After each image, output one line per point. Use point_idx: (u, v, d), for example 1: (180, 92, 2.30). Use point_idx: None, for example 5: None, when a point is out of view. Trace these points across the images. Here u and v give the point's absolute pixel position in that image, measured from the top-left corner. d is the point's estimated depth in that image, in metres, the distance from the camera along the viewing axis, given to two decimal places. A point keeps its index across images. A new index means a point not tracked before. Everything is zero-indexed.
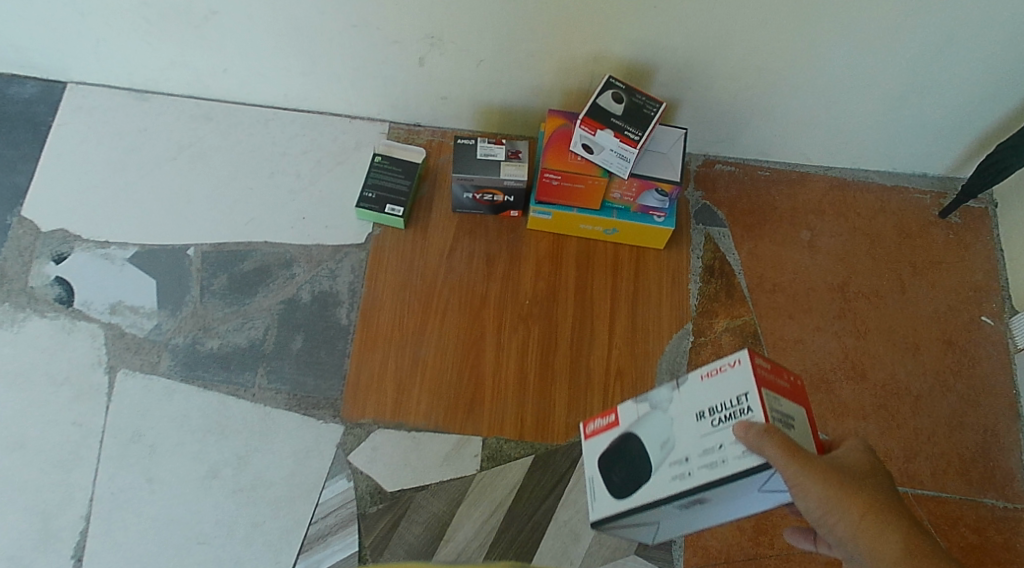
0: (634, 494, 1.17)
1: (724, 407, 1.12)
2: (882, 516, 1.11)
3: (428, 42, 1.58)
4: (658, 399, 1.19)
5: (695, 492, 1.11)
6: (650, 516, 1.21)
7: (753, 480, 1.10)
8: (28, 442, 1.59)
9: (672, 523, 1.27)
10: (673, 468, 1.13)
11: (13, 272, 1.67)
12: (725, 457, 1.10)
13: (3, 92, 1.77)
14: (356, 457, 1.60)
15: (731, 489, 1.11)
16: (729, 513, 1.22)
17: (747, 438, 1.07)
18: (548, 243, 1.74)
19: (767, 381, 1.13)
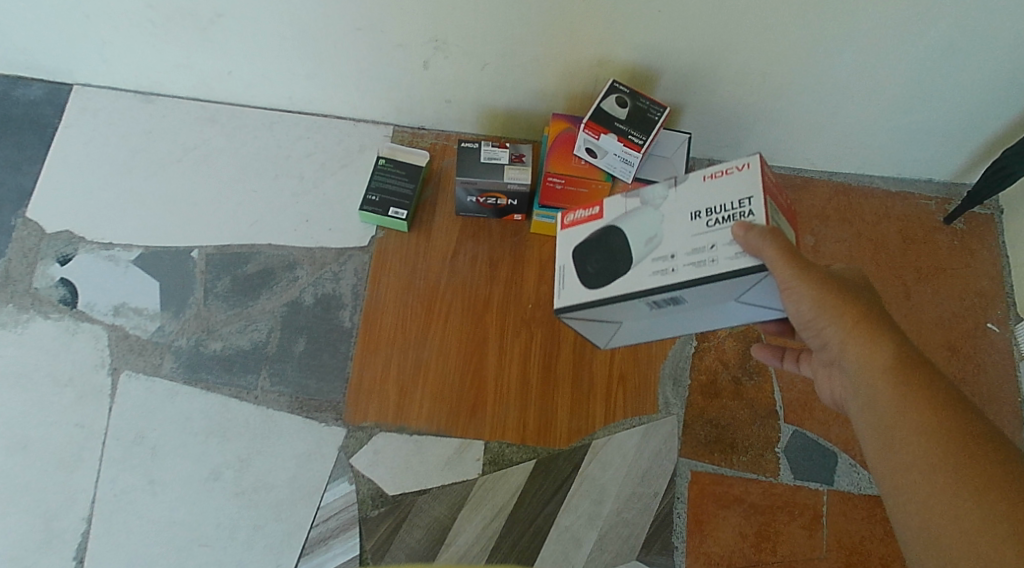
0: (608, 285, 1.15)
1: (724, 208, 1.12)
2: (873, 324, 1.14)
3: (432, 45, 1.58)
4: (651, 196, 1.16)
5: (678, 287, 1.11)
6: (615, 317, 1.21)
7: (741, 281, 1.11)
8: (31, 442, 1.59)
9: (625, 336, 1.27)
10: (656, 263, 1.13)
11: (17, 273, 1.67)
12: (715, 257, 1.11)
13: (9, 94, 1.77)
14: (358, 460, 1.60)
15: (714, 290, 1.13)
16: (692, 324, 1.23)
17: (745, 240, 1.09)
18: (551, 247, 1.74)
19: (770, 190, 1.13)
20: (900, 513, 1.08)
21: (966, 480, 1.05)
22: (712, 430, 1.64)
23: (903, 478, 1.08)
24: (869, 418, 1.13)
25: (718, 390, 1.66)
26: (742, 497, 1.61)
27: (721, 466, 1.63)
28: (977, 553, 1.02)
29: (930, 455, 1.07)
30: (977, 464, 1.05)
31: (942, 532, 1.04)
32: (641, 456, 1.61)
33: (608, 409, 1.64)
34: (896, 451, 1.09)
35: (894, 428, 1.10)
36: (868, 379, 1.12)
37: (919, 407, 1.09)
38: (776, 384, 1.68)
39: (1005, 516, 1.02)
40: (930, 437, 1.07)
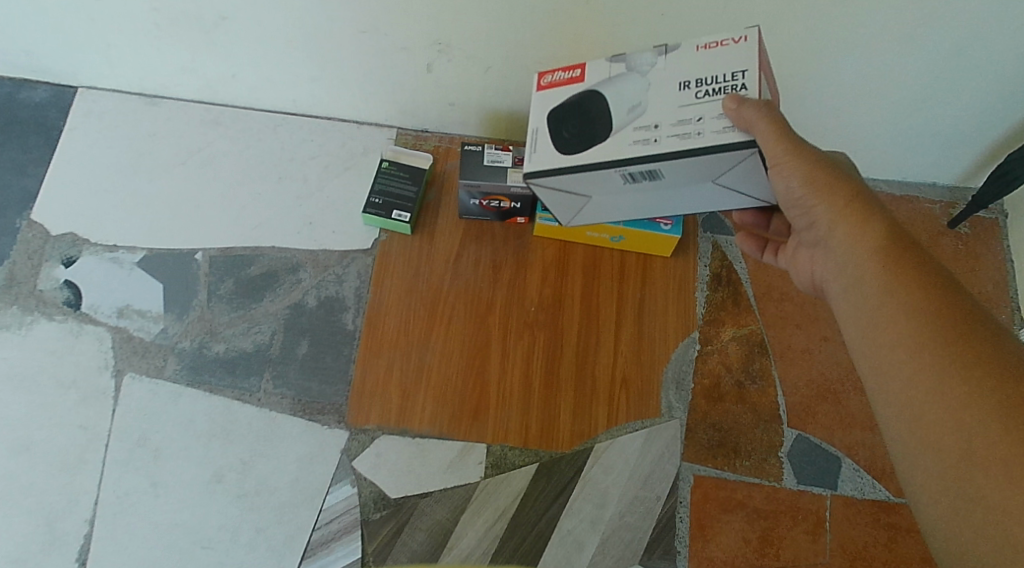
0: (587, 150, 1.22)
1: (715, 81, 1.18)
2: (862, 204, 1.13)
3: (436, 48, 1.59)
4: (639, 65, 1.22)
5: (659, 154, 1.19)
6: (591, 184, 1.28)
7: (727, 155, 1.18)
8: (34, 444, 1.59)
9: (591, 209, 1.38)
10: (638, 132, 1.20)
11: (22, 275, 1.68)
12: (700, 131, 1.17)
13: (15, 96, 1.78)
14: (361, 463, 1.59)
15: (697, 165, 1.20)
16: (664, 198, 1.31)
17: (738, 113, 1.15)
18: (554, 250, 1.74)
19: (763, 65, 1.19)
20: (883, 396, 1.06)
21: (952, 358, 1.01)
22: (715, 434, 1.64)
23: (887, 361, 1.05)
24: (854, 301, 1.11)
25: (721, 394, 1.66)
26: (745, 501, 1.61)
27: (724, 471, 1.62)
28: (961, 430, 0.98)
29: (915, 335, 1.04)
30: (964, 341, 1.02)
31: (925, 409, 1.01)
32: (644, 460, 1.61)
33: (610, 412, 1.63)
34: (880, 333, 1.07)
35: (879, 310, 1.07)
36: (857, 257, 1.11)
37: (906, 286, 1.06)
38: (779, 388, 1.68)
39: (992, 390, 0.98)
40: (918, 312, 1.05)
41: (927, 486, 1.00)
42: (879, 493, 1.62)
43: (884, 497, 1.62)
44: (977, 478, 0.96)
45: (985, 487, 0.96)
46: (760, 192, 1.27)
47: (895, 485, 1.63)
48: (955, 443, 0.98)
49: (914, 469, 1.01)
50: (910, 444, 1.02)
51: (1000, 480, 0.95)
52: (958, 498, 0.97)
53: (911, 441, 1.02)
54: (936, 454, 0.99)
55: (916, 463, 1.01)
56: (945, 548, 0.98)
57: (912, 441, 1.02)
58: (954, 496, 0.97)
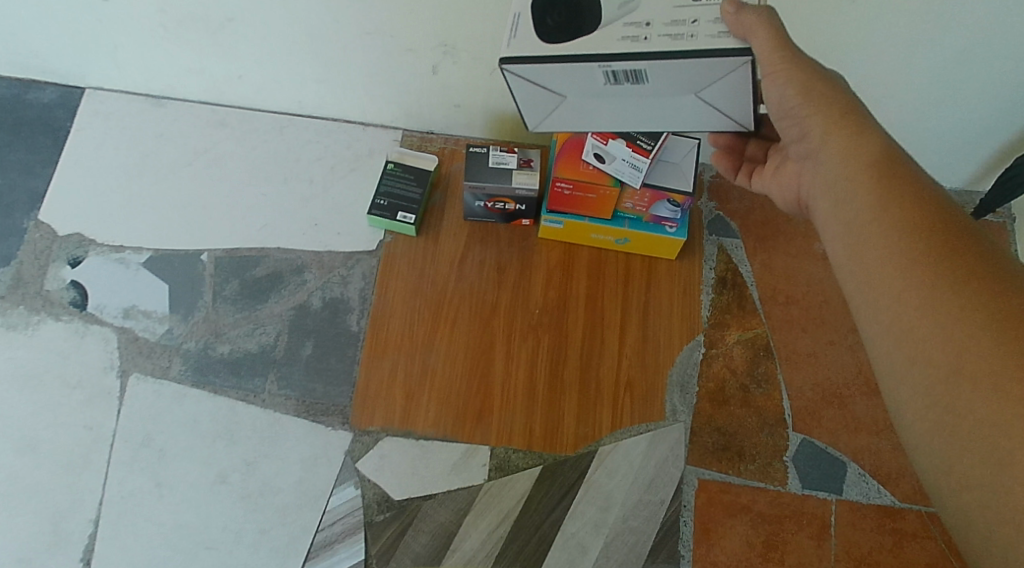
0: (567, 41, 1.06)
1: None
2: (854, 118, 1.08)
3: (442, 50, 1.59)
4: None
5: (649, 54, 1.04)
6: (565, 82, 1.11)
7: (719, 63, 1.05)
8: (40, 444, 1.59)
9: (554, 120, 1.21)
10: (627, 29, 1.05)
11: (29, 275, 1.68)
12: (694, 34, 1.04)
13: (22, 97, 1.79)
14: (364, 465, 1.59)
15: (685, 72, 1.07)
16: (636, 115, 1.17)
17: (735, 19, 1.03)
18: (559, 252, 1.73)
19: None
20: (870, 315, 1.01)
21: (946, 275, 0.96)
22: (720, 438, 1.63)
23: (876, 279, 1.00)
24: (842, 219, 1.05)
25: (726, 397, 1.65)
26: (749, 505, 1.60)
27: (729, 474, 1.61)
28: (953, 346, 0.94)
29: (907, 252, 0.99)
30: (957, 257, 0.97)
31: (915, 327, 0.96)
32: (648, 464, 1.60)
33: (614, 416, 1.63)
34: (869, 250, 1.01)
35: (869, 227, 1.02)
36: (849, 173, 1.06)
37: (898, 202, 1.01)
38: (784, 391, 1.67)
39: (987, 304, 0.94)
40: (910, 228, 1.00)
41: (915, 405, 0.95)
42: (884, 498, 1.61)
43: (889, 502, 1.61)
44: (966, 395, 0.92)
45: (975, 404, 0.92)
46: (742, 115, 1.15)
47: (901, 490, 1.62)
48: (946, 360, 0.94)
49: (902, 388, 0.97)
50: (897, 363, 0.97)
51: (991, 397, 0.91)
52: (945, 415, 0.93)
53: (900, 360, 0.97)
54: (925, 371, 0.95)
55: (904, 382, 0.97)
56: (932, 469, 0.94)
57: (900, 361, 0.97)
58: (942, 416, 0.93)
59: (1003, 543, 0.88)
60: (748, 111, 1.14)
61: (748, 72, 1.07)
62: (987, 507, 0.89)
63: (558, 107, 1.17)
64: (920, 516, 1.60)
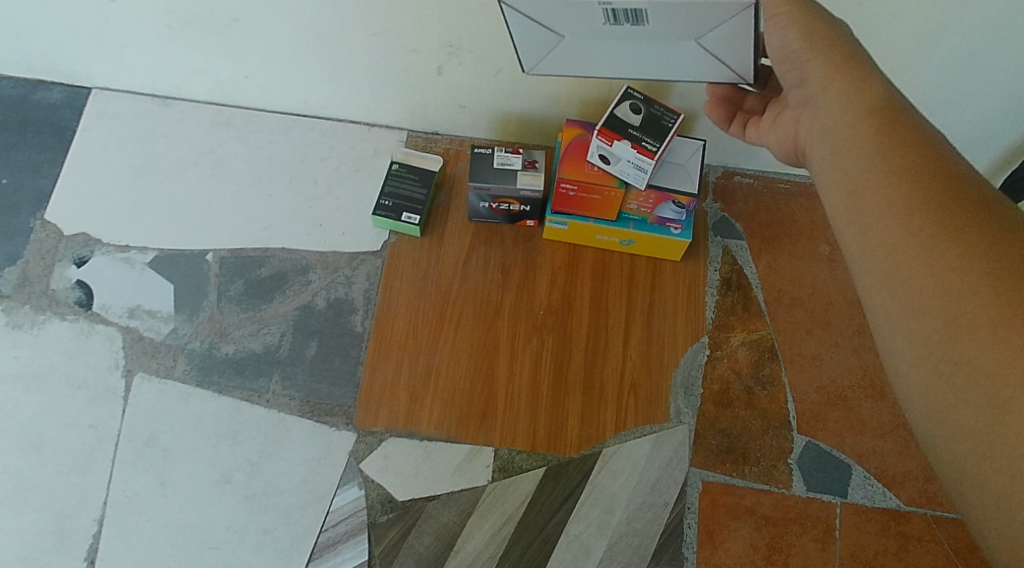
0: None
1: None
2: (856, 66, 1.06)
3: (447, 50, 1.59)
4: None
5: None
6: (565, 20, 1.17)
7: (716, 10, 1.11)
8: (45, 443, 1.60)
9: (551, 63, 1.29)
10: None
11: (35, 274, 1.69)
12: None
13: (29, 97, 1.80)
14: (368, 465, 1.59)
15: (681, 17, 1.12)
16: (636, 61, 1.23)
17: None
18: (563, 254, 1.73)
19: None
20: (865, 263, 0.98)
21: (944, 222, 0.95)
22: (724, 440, 1.63)
23: (874, 225, 0.98)
24: (839, 166, 1.04)
25: (730, 399, 1.65)
26: (753, 508, 1.59)
27: (733, 477, 1.61)
28: (949, 294, 0.92)
29: (906, 198, 0.97)
30: (954, 205, 0.95)
31: (912, 274, 0.95)
32: (652, 465, 1.60)
33: (619, 417, 1.62)
34: (868, 196, 1.00)
35: (868, 174, 1.00)
36: (848, 121, 1.04)
37: (897, 151, 1.00)
38: (789, 393, 1.66)
39: (984, 252, 0.92)
40: (907, 176, 0.98)
41: (909, 352, 0.93)
42: (889, 501, 1.61)
43: (895, 505, 1.60)
44: (962, 341, 0.90)
45: (971, 352, 0.90)
46: (740, 66, 1.20)
47: (906, 494, 1.61)
48: (942, 306, 0.92)
49: (896, 336, 0.95)
50: (892, 310, 0.95)
51: (986, 343, 0.89)
52: (940, 361, 0.91)
53: (895, 308, 0.95)
54: (920, 318, 0.93)
55: (898, 330, 0.95)
56: (925, 418, 0.92)
57: (895, 308, 0.95)
58: (936, 364, 0.91)
59: (995, 492, 0.86)
60: (749, 65, 1.19)
61: (749, 18, 1.12)
62: (982, 456, 0.88)
63: (555, 48, 1.24)
64: (926, 520, 1.59)
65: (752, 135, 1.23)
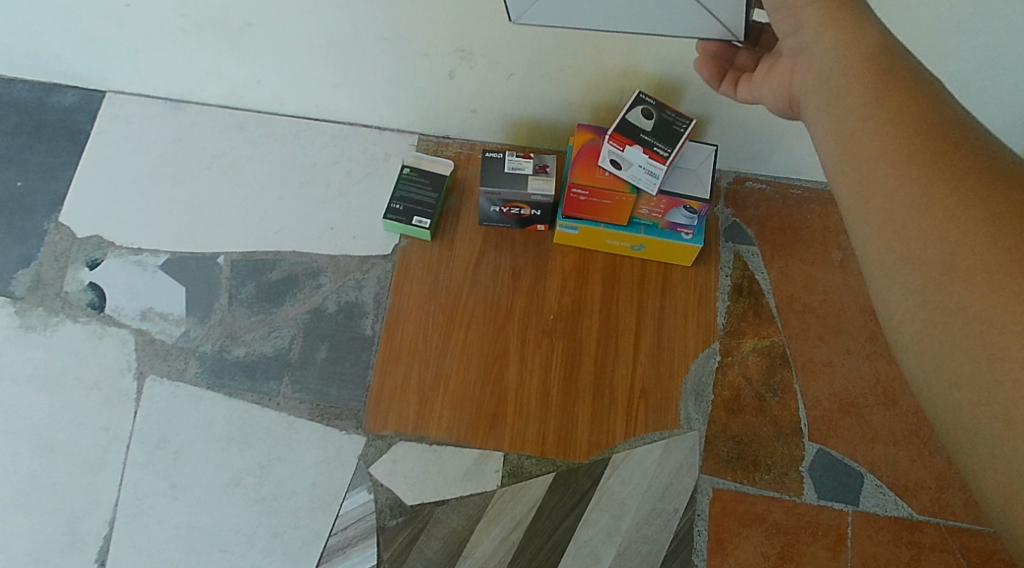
0: None
1: None
2: (854, 12, 1.01)
3: (459, 55, 1.59)
4: None
5: None
6: None
7: None
8: (57, 445, 1.60)
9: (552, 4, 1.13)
10: None
11: (49, 276, 1.69)
12: None
13: (45, 100, 1.81)
14: (377, 469, 1.59)
15: None
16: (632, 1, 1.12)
17: None
18: (574, 258, 1.73)
19: None
20: (859, 213, 0.94)
21: (942, 169, 0.90)
22: (735, 447, 1.62)
23: (869, 174, 0.94)
24: (834, 116, 0.99)
25: (741, 406, 1.64)
26: (764, 515, 1.58)
27: (743, 484, 1.60)
28: (945, 241, 0.88)
29: (902, 145, 0.93)
30: (953, 150, 0.91)
31: (907, 223, 0.90)
32: (662, 472, 1.59)
33: (629, 423, 1.62)
34: (864, 144, 0.95)
35: (864, 122, 0.96)
36: (845, 68, 0.99)
37: (894, 97, 0.95)
38: (800, 400, 1.65)
39: (983, 198, 0.87)
40: (905, 123, 0.94)
41: (904, 302, 0.89)
42: (901, 510, 1.59)
43: (907, 514, 1.59)
44: (958, 289, 0.86)
45: (967, 300, 0.85)
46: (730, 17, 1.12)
47: (919, 502, 1.59)
48: (938, 255, 0.87)
49: (889, 285, 0.90)
50: (886, 260, 0.91)
51: (982, 291, 0.85)
52: (934, 310, 0.87)
53: (889, 258, 0.90)
54: (915, 268, 0.89)
55: (893, 281, 0.90)
56: (920, 370, 0.87)
57: (890, 258, 0.90)
58: (931, 313, 0.87)
59: (991, 443, 0.82)
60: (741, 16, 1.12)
61: None
62: (977, 408, 0.83)
63: None
64: (939, 529, 1.58)
65: (744, 93, 1.16)
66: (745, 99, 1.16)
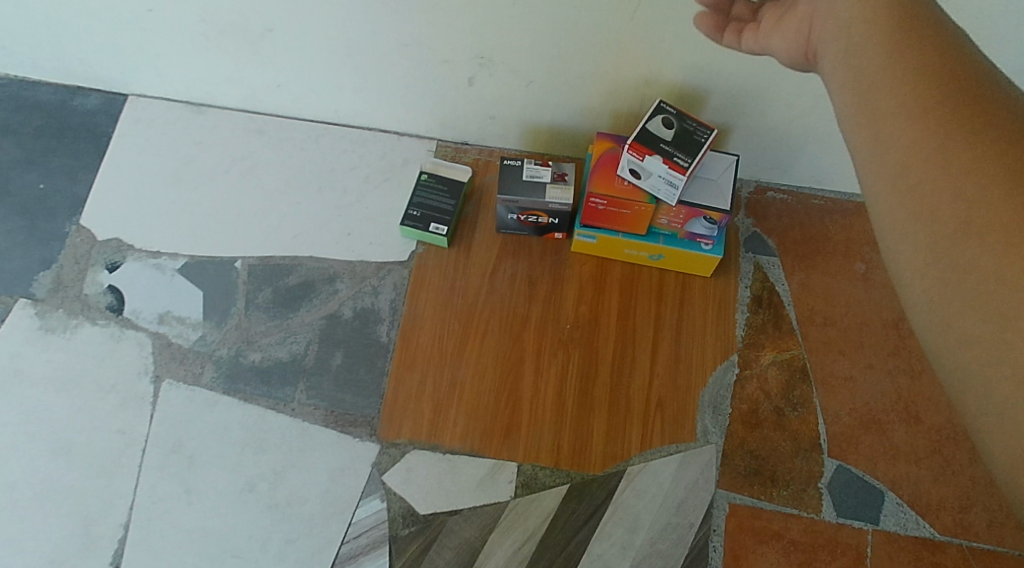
0: None
1: None
2: None
3: (478, 62, 1.58)
4: None
5: None
6: None
7: None
8: (74, 447, 1.60)
9: None
10: None
11: (69, 279, 1.70)
12: None
13: (68, 103, 1.82)
14: (391, 477, 1.58)
15: None
16: None
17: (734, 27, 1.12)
18: (591, 267, 1.72)
19: None
20: (874, 164, 0.91)
21: (959, 125, 0.88)
22: (752, 461, 1.59)
23: (886, 126, 0.91)
24: (852, 66, 0.96)
25: (759, 420, 1.61)
26: (781, 532, 1.55)
27: (761, 500, 1.57)
28: (961, 195, 0.85)
29: (919, 98, 0.90)
30: (972, 105, 0.88)
31: (923, 176, 0.88)
32: (678, 486, 1.57)
33: (644, 435, 1.60)
34: (880, 95, 0.92)
35: (882, 76, 0.93)
36: (863, 17, 0.96)
37: (913, 51, 0.93)
38: (820, 416, 1.62)
39: (999, 153, 0.85)
40: (924, 74, 0.91)
41: (914, 257, 0.87)
42: (923, 530, 1.56)
43: (929, 534, 1.55)
44: (971, 245, 0.84)
45: (979, 256, 0.83)
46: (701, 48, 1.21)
47: (941, 523, 1.56)
48: (952, 209, 0.85)
49: (900, 239, 0.88)
50: (899, 213, 0.89)
51: (995, 246, 0.83)
52: (946, 265, 0.85)
53: (901, 210, 0.88)
54: (928, 221, 0.87)
55: (905, 235, 0.88)
56: (930, 330, 0.85)
57: (902, 212, 0.88)
58: (944, 269, 0.85)
59: (1001, 401, 0.81)
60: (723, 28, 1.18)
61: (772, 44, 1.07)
62: (987, 366, 0.82)
63: None
64: (961, 550, 1.54)
65: (749, 42, 1.10)
66: (749, 49, 1.11)
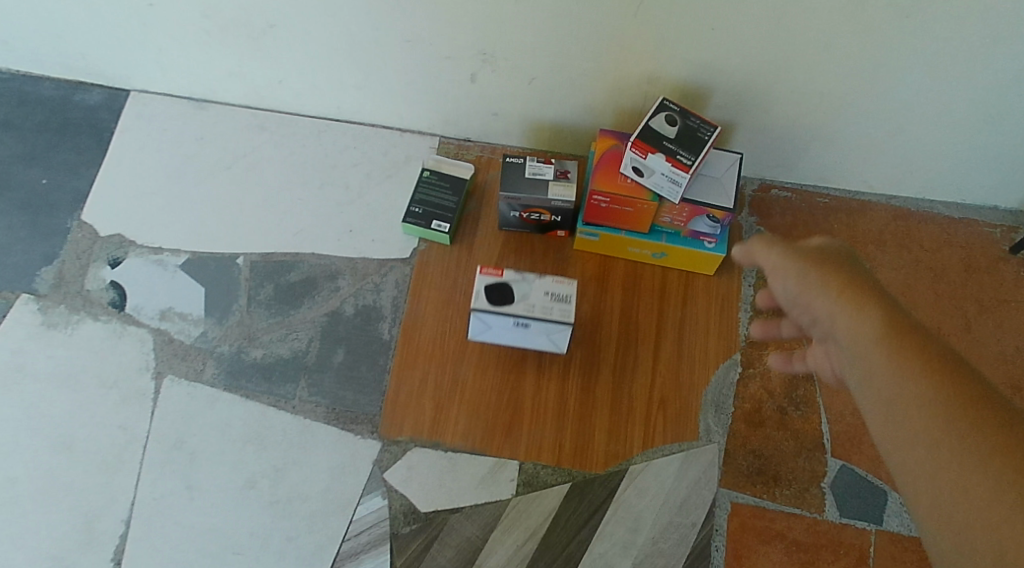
0: None
1: None
2: (871, 292, 1.01)
3: (480, 58, 1.59)
4: None
5: None
6: None
7: None
8: (75, 443, 1.59)
9: None
10: None
11: (70, 274, 1.70)
12: None
13: (70, 99, 1.82)
14: (392, 475, 1.57)
15: None
16: None
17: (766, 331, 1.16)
18: (594, 265, 1.71)
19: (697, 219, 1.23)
20: (898, 457, 0.95)
21: (976, 447, 0.91)
22: (755, 461, 1.58)
23: (905, 448, 0.94)
24: (874, 396, 0.97)
25: (762, 419, 1.61)
26: (783, 532, 1.55)
27: (763, 499, 1.56)
28: (982, 532, 0.89)
29: (939, 429, 0.93)
30: (988, 429, 0.91)
31: (948, 512, 0.91)
32: (680, 485, 1.56)
33: (646, 434, 1.59)
34: (901, 423, 0.95)
35: (896, 397, 0.95)
36: (858, 348, 0.99)
37: (922, 372, 0.95)
38: (823, 415, 1.62)
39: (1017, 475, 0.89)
40: (938, 410, 0.93)
41: (945, 542, 0.90)
42: None
43: None
44: (987, 549, 0.88)
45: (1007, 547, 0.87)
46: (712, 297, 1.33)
47: None
48: (971, 512, 0.90)
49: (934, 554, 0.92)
50: (926, 517, 0.92)
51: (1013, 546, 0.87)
52: (971, 549, 0.89)
53: (927, 486, 0.92)
54: (954, 529, 0.90)
55: (932, 528, 0.92)
56: None
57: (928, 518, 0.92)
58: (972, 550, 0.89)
59: None
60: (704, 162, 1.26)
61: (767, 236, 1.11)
62: None
63: None
64: None
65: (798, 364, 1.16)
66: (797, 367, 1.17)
